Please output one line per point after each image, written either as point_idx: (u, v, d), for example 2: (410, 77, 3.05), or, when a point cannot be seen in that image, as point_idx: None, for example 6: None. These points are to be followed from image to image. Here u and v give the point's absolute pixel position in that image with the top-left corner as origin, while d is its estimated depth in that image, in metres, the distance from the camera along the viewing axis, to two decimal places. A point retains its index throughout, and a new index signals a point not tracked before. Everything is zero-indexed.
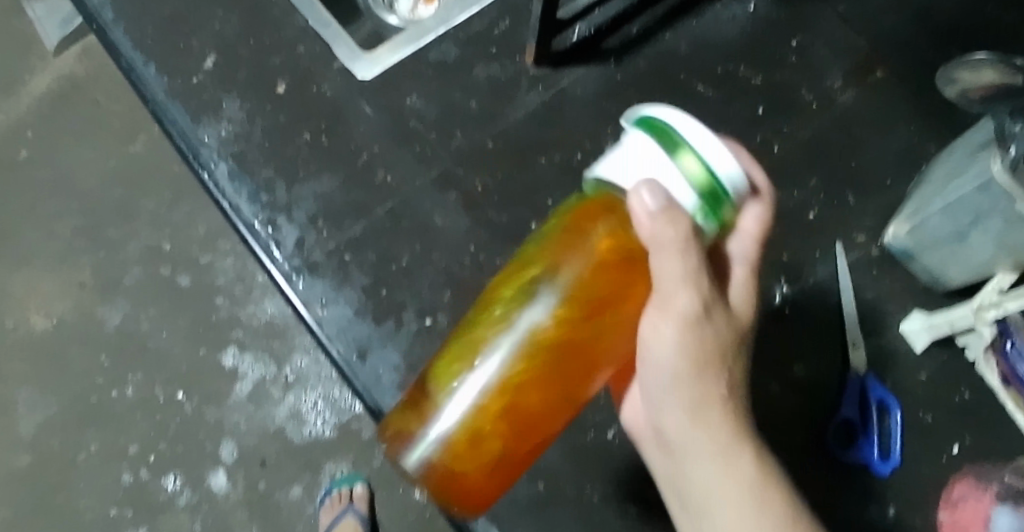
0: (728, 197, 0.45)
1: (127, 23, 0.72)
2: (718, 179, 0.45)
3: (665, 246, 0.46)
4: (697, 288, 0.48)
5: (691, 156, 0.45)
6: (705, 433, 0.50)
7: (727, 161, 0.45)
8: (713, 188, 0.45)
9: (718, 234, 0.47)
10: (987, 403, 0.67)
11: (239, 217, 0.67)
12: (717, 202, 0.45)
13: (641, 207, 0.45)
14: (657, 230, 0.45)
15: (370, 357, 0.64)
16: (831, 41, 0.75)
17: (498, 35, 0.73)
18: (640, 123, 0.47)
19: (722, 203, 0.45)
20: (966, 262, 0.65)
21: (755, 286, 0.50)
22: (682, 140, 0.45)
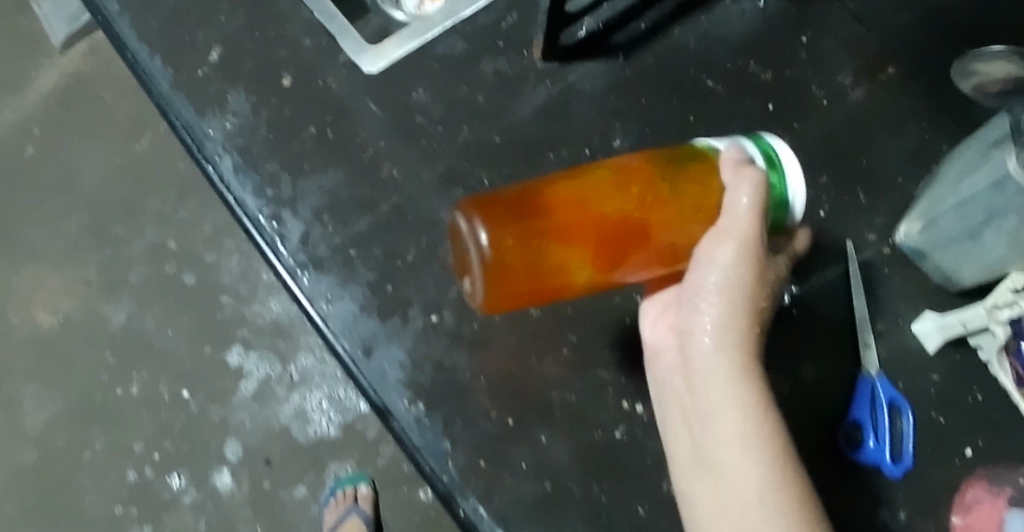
0: None
1: (132, 16, 0.71)
2: (787, 193, 0.53)
3: (739, 210, 0.51)
4: (725, 260, 0.52)
5: (779, 171, 0.53)
6: (728, 418, 0.52)
7: (802, 187, 0.53)
8: (781, 196, 0.53)
9: (737, 220, 0.51)
10: (1000, 404, 0.66)
11: (244, 212, 0.67)
12: (781, 206, 0.53)
13: (730, 161, 0.53)
14: (734, 179, 0.51)
15: (375, 353, 0.63)
16: (842, 37, 0.74)
17: (506, 29, 0.73)
18: (761, 145, 0.53)
19: (783, 207, 0.53)
20: (979, 262, 0.64)
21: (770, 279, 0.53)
22: (778, 160, 0.53)
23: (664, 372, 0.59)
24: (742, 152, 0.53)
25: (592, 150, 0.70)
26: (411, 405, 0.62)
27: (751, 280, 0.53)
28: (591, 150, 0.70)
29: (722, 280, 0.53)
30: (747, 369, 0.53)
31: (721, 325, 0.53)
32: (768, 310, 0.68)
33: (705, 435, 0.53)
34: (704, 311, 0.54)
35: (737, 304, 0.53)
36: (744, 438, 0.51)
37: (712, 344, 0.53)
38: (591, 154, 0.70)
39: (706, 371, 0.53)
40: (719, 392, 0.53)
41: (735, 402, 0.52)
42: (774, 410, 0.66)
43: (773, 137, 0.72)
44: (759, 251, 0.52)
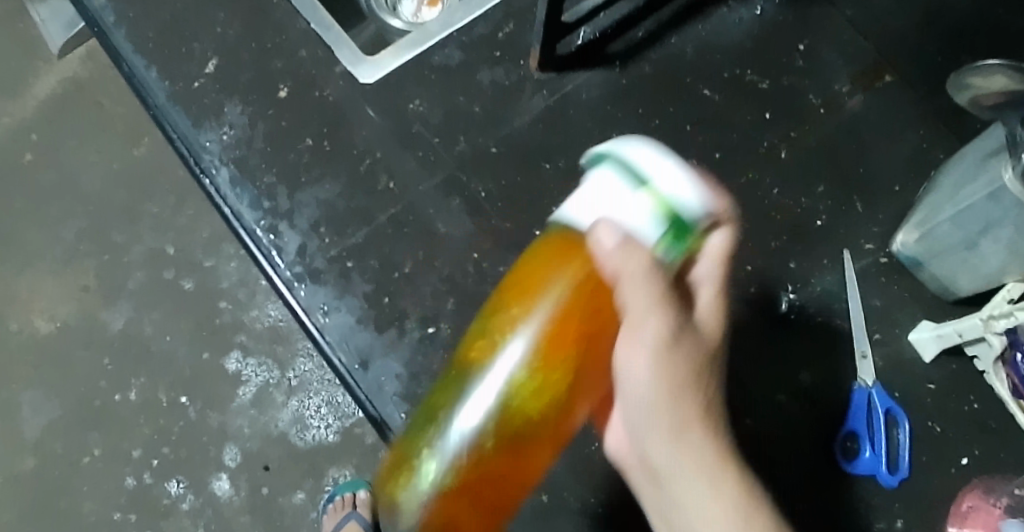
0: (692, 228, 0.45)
1: (129, 27, 0.71)
2: (678, 209, 0.45)
3: (699, 264, 0.48)
4: (647, 360, 0.46)
5: (650, 190, 0.45)
6: (701, 498, 0.46)
7: (684, 187, 0.45)
8: (674, 217, 0.45)
9: (699, 286, 0.48)
10: (997, 413, 0.66)
11: (241, 223, 0.67)
12: (681, 234, 0.45)
13: (710, 240, 0.48)
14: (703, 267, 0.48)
15: (372, 366, 0.64)
16: (839, 46, 0.74)
17: (502, 39, 0.73)
18: (613, 162, 0.47)
19: (687, 234, 0.45)
20: (976, 271, 0.64)
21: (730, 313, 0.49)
22: (647, 176, 0.46)
23: (635, 475, 0.52)
24: (717, 227, 0.48)
25: None
26: (408, 417, 0.63)
27: (681, 370, 0.46)
28: None
29: (640, 376, 0.46)
30: (711, 447, 0.47)
31: (672, 425, 0.47)
32: (765, 320, 0.68)
33: (683, 526, 0.47)
34: (647, 422, 0.47)
35: (678, 403, 0.46)
36: (725, 524, 0.46)
37: (665, 440, 0.47)
38: None
39: (667, 470, 0.47)
40: (687, 490, 0.47)
41: (706, 496, 0.46)
42: (771, 421, 0.66)
43: (770, 146, 0.72)
44: (686, 327, 0.47)
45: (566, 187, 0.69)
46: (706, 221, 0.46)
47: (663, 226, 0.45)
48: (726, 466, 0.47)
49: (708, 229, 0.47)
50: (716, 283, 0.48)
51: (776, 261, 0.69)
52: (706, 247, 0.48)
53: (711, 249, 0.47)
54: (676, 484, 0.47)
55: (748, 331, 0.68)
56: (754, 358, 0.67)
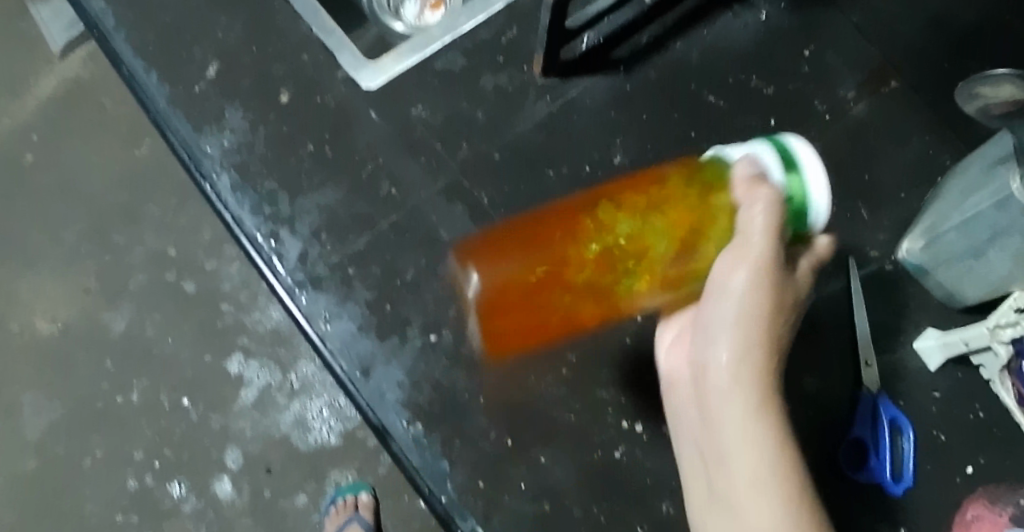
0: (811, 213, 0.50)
1: (130, 31, 0.71)
2: (809, 203, 0.50)
3: (752, 231, 0.49)
4: (741, 285, 0.50)
5: (796, 176, 0.50)
6: (750, 459, 0.49)
7: (823, 189, 0.50)
8: (801, 205, 0.50)
9: (751, 239, 0.49)
10: (1004, 422, 0.66)
11: (241, 229, 0.66)
12: (801, 218, 0.50)
13: (741, 176, 0.51)
14: (750, 193, 0.50)
15: (374, 373, 0.63)
16: (845, 51, 0.73)
17: (505, 43, 0.72)
18: (774, 143, 0.51)
19: (804, 218, 0.50)
20: (982, 279, 0.63)
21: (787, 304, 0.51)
22: (798, 161, 0.50)
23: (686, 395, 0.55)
24: (756, 167, 0.51)
25: (592, 166, 0.69)
26: (410, 425, 0.62)
27: (762, 324, 0.50)
28: (591, 166, 0.69)
29: (732, 289, 0.50)
30: (764, 404, 0.50)
31: (737, 360, 0.50)
32: None
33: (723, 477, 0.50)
34: (716, 348, 0.51)
35: (751, 339, 0.50)
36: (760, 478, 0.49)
37: (727, 378, 0.50)
38: (592, 170, 0.69)
39: (724, 398, 0.50)
40: (743, 439, 0.49)
41: (756, 442, 0.49)
42: None
43: None
44: (774, 265, 0.49)
45: (569, 193, 0.68)
46: (816, 227, 0.51)
47: (786, 203, 0.50)
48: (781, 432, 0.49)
49: (817, 238, 0.54)
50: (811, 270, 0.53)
51: None
52: (754, 194, 0.49)
53: (814, 250, 0.53)
54: (729, 434, 0.50)
55: None
56: None
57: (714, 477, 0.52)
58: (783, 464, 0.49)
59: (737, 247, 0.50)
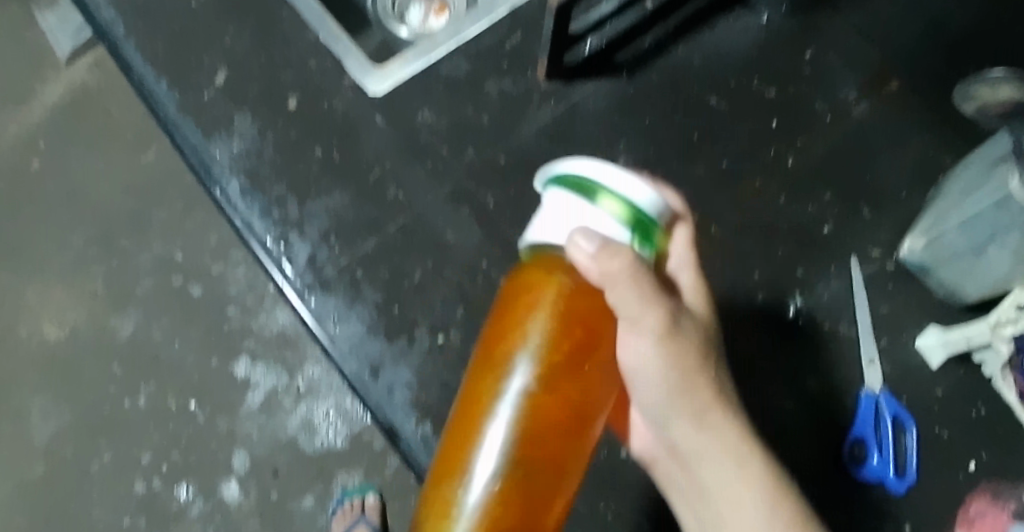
0: (653, 222, 0.50)
1: (139, 39, 0.72)
2: (639, 208, 0.49)
3: (618, 279, 0.48)
4: (646, 354, 0.51)
5: (609, 196, 0.49)
6: (726, 473, 0.53)
7: (641, 189, 0.49)
8: (642, 218, 0.49)
9: (633, 313, 0.50)
10: (1005, 419, 0.66)
11: (251, 234, 0.67)
12: (646, 231, 0.49)
13: (580, 253, 0.48)
14: (603, 268, 0.48)
15: (382, 375, 0.64)
16: (844, 52, 0.74)
17: (510, 48, 0.73)
18: (557, 179, 0.51)
19: (652, 230, 0.50)
20: (982, 277, 0.64)
21: (696, 330, 0.53)
22: (598, 183, 0.49)
23: (661, 467, 0.59)
24: (588, 241, 0.48)
25: None
26: (418, 426, 0.63)
27: (699, 377, 0.53)
28: None
29: (644, 366, 0.52)
30: (731, 429, 0.53)
31: (688, 414, 0.53)
32: (773, 325, 0.68)
33: (710, 509, 0.54)
34: (651, 395, 0.53)
35: (697, 403, 0.53)
36: (744, 498, 0.53)
37: (681, 418, 0.53)
38: None
39: (697, 461, 0.54)
40: (723, 493, 0.53)
41: (736, 491, 0.53)
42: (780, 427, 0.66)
43: (777, 154, 0.72)
44: (670, 313, 0.51)
45: None
46: (664, 217, 0.51)
47: (637, 222, 0.49)
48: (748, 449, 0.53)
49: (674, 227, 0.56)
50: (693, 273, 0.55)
51: (784, 267, 0.69)
52: (612, 271, 0.48)
53: (677, 243, 0.56)
54: (715, 486, 0.53)
55: (754, 338, 0.68)
56: (763, 364, 0.67)
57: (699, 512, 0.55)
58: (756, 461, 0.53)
59: (606, 282, 0.49)
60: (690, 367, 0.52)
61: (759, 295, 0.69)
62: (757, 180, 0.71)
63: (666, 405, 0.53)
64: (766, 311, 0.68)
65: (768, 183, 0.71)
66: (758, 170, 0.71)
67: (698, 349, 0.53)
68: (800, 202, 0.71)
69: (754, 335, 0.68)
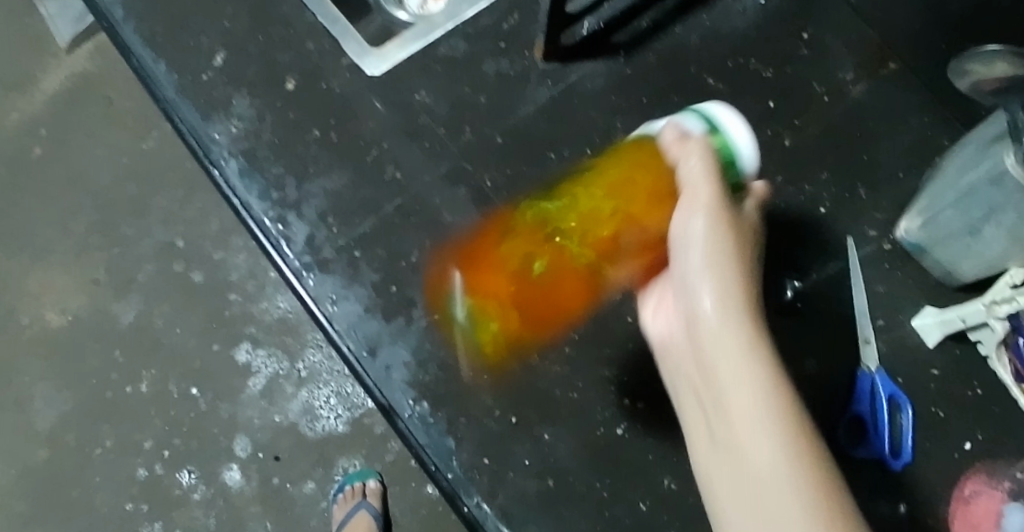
0: (738, 162, 0.52)
1: (137, 20, 0.72)
2: (736, 151, 0.52)
3: (695, 178, 0.51)
4: (697, 233, 0.50)
5: (721, 136, 0.52)
6: (740, 384, 0.47)
7: (743, 136, 0.53)
8: (729, 153, 0.52)
9: (696, 188, 0.50)
10: (1001, 398, 0.66)
11: (250, 214, 0.68)
12: (733, 168, 0.52)
13: (676, 140, 0.53)
14: (688, 171, 0.51)
15: (380, 353, 0.64)
16: (841, 33, 0.74)
17: (507, 30, 0.73)
18: (698, 113, 0.54)
19: (735, 167, 0.52)
20: (978, 256, 0.64)
21: (751, 248, 0.51)
22: (722, 127, 0.53)
23: (685, 374, 0.52)
24: (679, 129, 0.53)
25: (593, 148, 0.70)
26: (416, 404, 0.63)
27: (740, 282, 0.49)
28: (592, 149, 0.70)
29: (692, 241, 0.50)
30: (755, 334, 0.48)
31: (722, 302, 0.49)
32: (768, 306, 0.68)
33: (721, 419, 0.47)
34: (696, 285, 0.50)
35: (733, 298, 0.49)
36: (756, 411, 0.46)
37: (716, 317, 0.49)
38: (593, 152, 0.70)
39: (714, 341, 0.48)
40: (734, 409, 0.47)
41: (750, 386, 0.46)
42: None
43: (774, 134, 0.72)
44: (724, 206, 0.50)
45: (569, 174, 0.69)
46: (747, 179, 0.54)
47: (721, 151, 0.52)
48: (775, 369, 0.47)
49: (753, 181, 0.55)
50: (756, 207, 0.54)
51: (779, 247, 0.70)
52: (685, 151, 0.52)
53: (753, 191, 0.54)
54: (727, 380, 0.47)
55: None
56: None
57: (711, 421, 0.49)
58: (777, 395, 0.46)
59: (686, 187, 0.51)
60: (737, 264, 0.50)
61: None
62: (754, 161, 0.71)
63: (709, 301, 0.49)
64: (765, 292, 0.69)
65: (765, 164, 0.71)
66: (755, 150, 0.72)
67: (744, 257, 0.50)
68: (796, 182, 0.71)
69: None
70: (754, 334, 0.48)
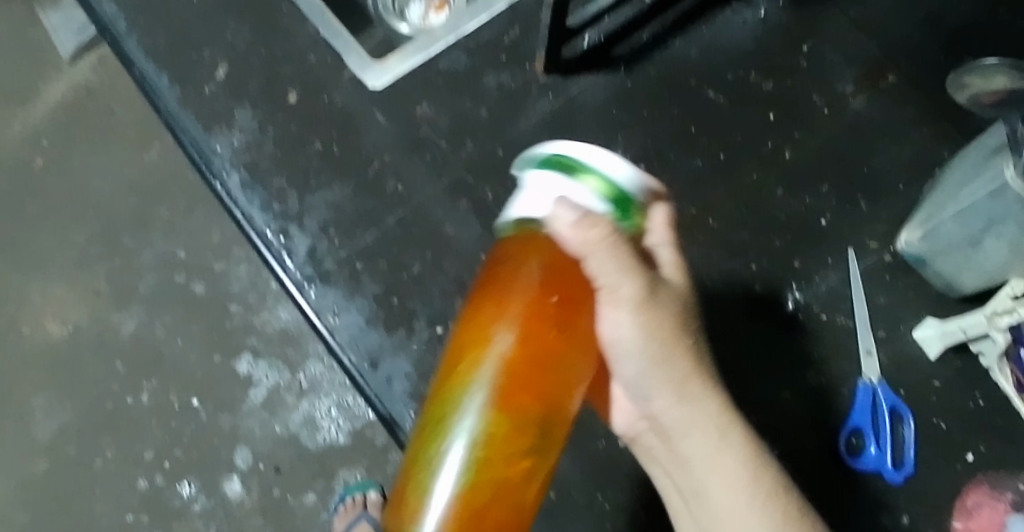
0: (632, 199, 0.47)
1: (140, 34, 0.73)
2: (618, 186, 0.47)
3: (596, 250, 0.47)
4: (628, 329, 0.50)
5: (592, 175, 0.47)
6: (706, 451, 0.53)
7: (617, 166, 0.47)
8: (619, 195, 0.47)
9: (616, 288, 0.49)
10: (1003, 410, 0.66)
11: (251, 226, 0.68)
12: (626, 208, 0.47)
13: (562, 223, 0.46)
14: (582, 239, 0.46)
15: (381, 365, 0.64)
16: (841, 46, 0.75)
17: (509, 43, 0.74)
18: (539, 160, 0.48)
19: (630, 207, 0.47)
20: (979, 269, 0.64)
21: (687, 316, 0.52)
22: (574, 159, 0.47)
23: (642, 442, 0.57)
24: (570, 205, 0.46)
25: None
26: (417, 417, 0.63)
27: (684, 361, 0.52)
28: None
29: (623, 337, 0.50)
30: (707, 396, 0.53)
31: (667, 382, 0.52)
32: (770, 318, 0.68)
33: (692, 485, 0.54)
34: (636, 366, 0.52)
35: (676, 372, 0.52)
36: (725, 473, 0.53)
37: (671, 406, 0.53)
38: None
39: (686, 438, 0.53)
40: (706, 471, 0.53)
41: (725, 469, 0.53)
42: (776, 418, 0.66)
43: (774, 146, 0.72)
44: (648, 295, 0.50)
45: None
46: (644, 196, 0.48)
47: (610, 204, 0.47)
48: (727, 420, 0.53)
49: (651, 207, 0.51)
50: (667, 242, 0.52)
51: (780, 259, 0.70)
52: (588, 241, 0.47)
53: (655, 222, 0.51)
54: (702, 469, 0.53)
55: (752, 332, 0.68)
56: (760, 356, 0.68)
57: (691, 505, 0.55)
58: (736, 450, 0.53)
59: (589, 261, 0.48)
60: (675, 335, 0.51)
61: (755, 286, 0.69)
62: (754, 173, 0.71)
63: (661, 391, 0.53)
64: (766, 304, 0.69)
65: (766, 176, 0.71)
66: (755, 163, 0.72)
67: (682, 329, 0.51)
68: (797, 195, 0.71)
69: (750, 329, 0.68)
70: (704, 395, 0.53)
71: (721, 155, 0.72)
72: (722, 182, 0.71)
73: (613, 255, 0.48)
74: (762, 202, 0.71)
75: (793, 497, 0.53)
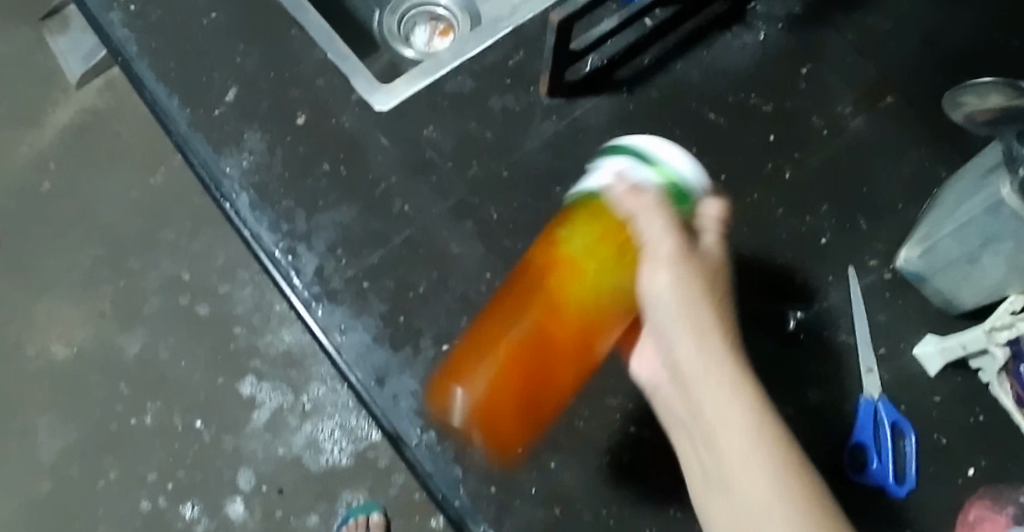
0: (689, 192, 0.55)
1: (151, 57, 0.74)
2: (679, 178, 0.55)
3: (645, 209, 0.53)
4: (665, 286, 0.51)
5: (659, 166, 0.55)
6: (729, 415, 0.48)
7: (681, 160, 0.55)
8: (677, 185, 0.54)
9: (657, 244, 0.52)
10: (1003, 426, 0.67)
11: (260, 246, 0.69)
12: (684, 198, 0.54)
13: (618, 190, 0.55)
14: (633, 202, 0.54)
15: (388, 383, 0.65)
16: (839, 68, 0.76)
17: (513, 66, 0.75)
18: (631, 151, 0.57)
19: (687, 197, 0.55)
20: (977, 286, 0.65)
21: (721, 287, 0.52)
22: (655, 156, 0.56)
23: (666, 411, 0.54)
24: (630, 181, 0.55)
25: None
26: (423, 433, 0.64)
27: (712, 317, 0.51)
28: None
29: (661, 292, 0.51)
30: (739, 367, 0.50)
31: (699, 336, 0.50)
32: (772, 335, 0.69)
33: (711, 453, 0.49)
34: (675, 336, 0.51)
35: (705, 325, 0.50)
36: (744, 444, 0.47)
37: (693, 349, 0.50)
38: None
39: (701, 384, 0.50)
40: (724, 434, 0.48)
41: (735, 416, 0.48)
42: None
43: (775, 167, 0.73)
44: (687, 257, 0.52)
45: None
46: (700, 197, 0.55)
47: (665, 185, 0.54)
48: (756, 395, 0.49)
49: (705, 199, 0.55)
50: (715, 237, 0.54)
51: (782, 277, 0.71)
52: (639, 202, 0.54)
53: (706, 217, 0.55)
54: (715, 409, 0.49)
55: (754, 348, 0.69)
56: (762, 373, 0.68)
57: (705, 458, 0.50)
58: (764, 427, 0.48)
59: (642, 229, 0.53)
60: (705, 293, 0.51)
61: (757, 304, 0.70)
62: (755, 193, 0.73)
63: (684, 341, 0.50)
64: (767, 321, 0.69)
65: (767, 196, 0.73)
66: (756, 183, 0.73)
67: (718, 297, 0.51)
68: (797, 214, 0.72)
69: (752, 346, 0.69)
70: (727, 354, 0.50)
71: (722, 176, 0.73)
72: (724, 202, 0.72)
73: (666, 223, 0.53)
74: (762, 222, 0.72)
75: (837, 515, 0.45)
